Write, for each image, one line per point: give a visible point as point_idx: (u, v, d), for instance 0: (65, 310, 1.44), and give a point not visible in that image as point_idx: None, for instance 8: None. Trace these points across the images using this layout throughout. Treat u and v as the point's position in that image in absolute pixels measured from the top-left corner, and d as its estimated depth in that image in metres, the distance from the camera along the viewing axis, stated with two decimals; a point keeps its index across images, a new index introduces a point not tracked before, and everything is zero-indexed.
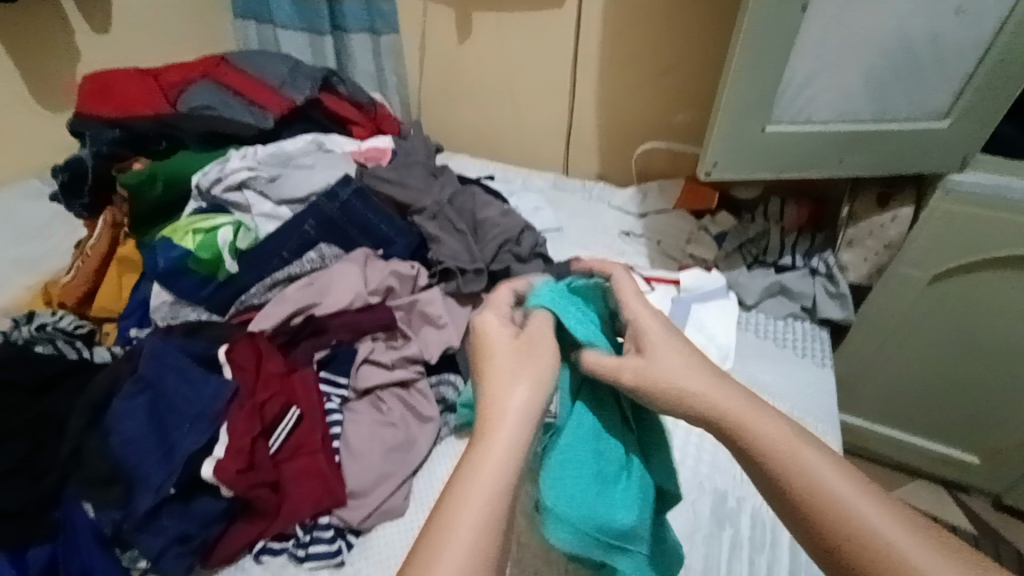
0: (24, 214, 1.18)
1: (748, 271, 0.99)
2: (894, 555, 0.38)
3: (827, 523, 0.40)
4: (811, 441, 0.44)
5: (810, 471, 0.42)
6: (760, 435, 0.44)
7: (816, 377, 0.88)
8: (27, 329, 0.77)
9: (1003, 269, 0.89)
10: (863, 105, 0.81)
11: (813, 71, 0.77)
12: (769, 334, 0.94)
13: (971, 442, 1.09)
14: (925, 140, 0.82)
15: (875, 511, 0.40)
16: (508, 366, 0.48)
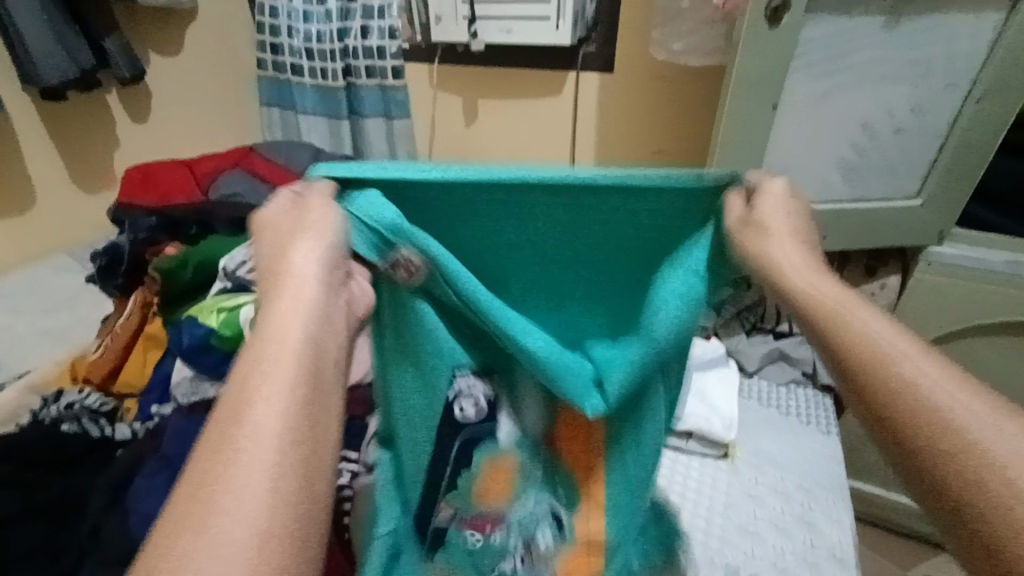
0: (58, 292, 1.26)
1: (747, 338, 1.06)
2: (957, 419, 0.32)
3: (876, 382, 0.35)
4: (881, 315, 0.40)
5: (857, 330, 0.38)
6: (812, 302, 0.41)
7: (821, 446, 0.90)
8: (55, 407, 0.81)
9: (993, 336, 0.92)
10: (841, 187, 0.87)
11: (789, 160, 0.85)
12: (773, 402, 0.99)
13: None
14: (903, 218, 0.88)
15: (944, 379, 0.34)
16: (293, 226, 0.46)
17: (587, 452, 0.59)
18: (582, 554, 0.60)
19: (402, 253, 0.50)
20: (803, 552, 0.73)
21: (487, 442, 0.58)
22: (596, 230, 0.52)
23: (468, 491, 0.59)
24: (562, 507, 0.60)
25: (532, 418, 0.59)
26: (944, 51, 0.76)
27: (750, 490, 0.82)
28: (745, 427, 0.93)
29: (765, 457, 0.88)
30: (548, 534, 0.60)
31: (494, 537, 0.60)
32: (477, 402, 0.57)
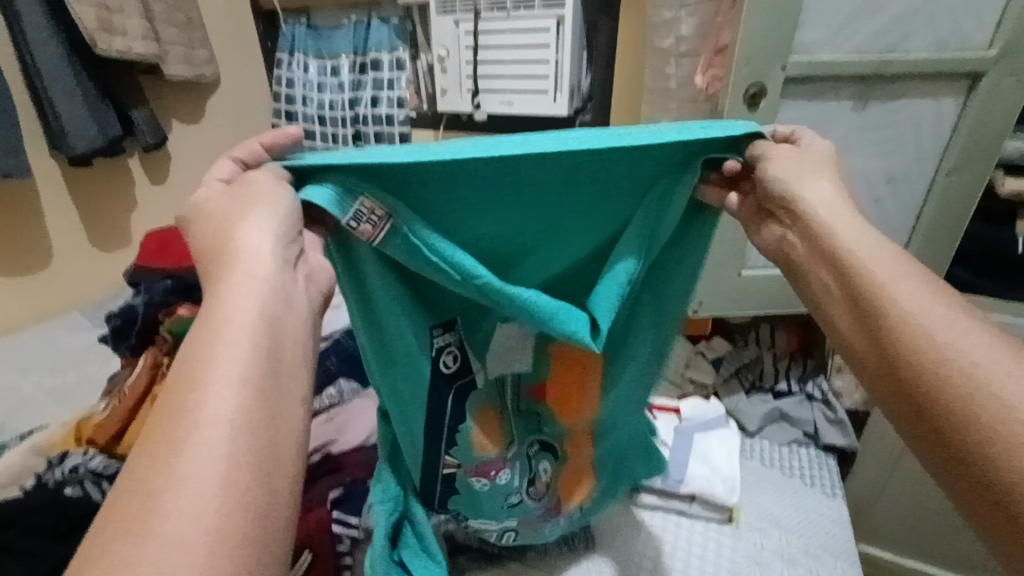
0: (66, 351, 1.28)
1: (747, 397, 1.07)
2: (958, 365, 0.38)
3: (892, 326, 0.42)
4: (916, 270, 0.44)
5: (898, 304, 0.42)
6: (840, 250, 0.47)
7: (826, 509, 0.89)
8: (60, 470, 0.81)
9: None
10: None
11: None
12: (775, 462, 0.99)
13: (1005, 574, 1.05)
14: None
15: (957, 332, 0.39)
16: (232, 207, 0.46)
17: (576, 395, 0.62)
18: (580, 473, 0.67)
19: (360, 206, 0.47)
20: None
21: (470, 393, 0.60)
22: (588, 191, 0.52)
23: (467, 444, 0.61)
24: (555, 438, 0.65)
25: (518, 363, 0.61)
26: (904, 130, 0.85)
27: (756, 552, 0.80)
28: (748, 488, 0.93)
29: (770, 518, 0.86)
30: (546, 462, 0.66)
31: (501, 478, 0.63)
32: (454, 355, 0.59)
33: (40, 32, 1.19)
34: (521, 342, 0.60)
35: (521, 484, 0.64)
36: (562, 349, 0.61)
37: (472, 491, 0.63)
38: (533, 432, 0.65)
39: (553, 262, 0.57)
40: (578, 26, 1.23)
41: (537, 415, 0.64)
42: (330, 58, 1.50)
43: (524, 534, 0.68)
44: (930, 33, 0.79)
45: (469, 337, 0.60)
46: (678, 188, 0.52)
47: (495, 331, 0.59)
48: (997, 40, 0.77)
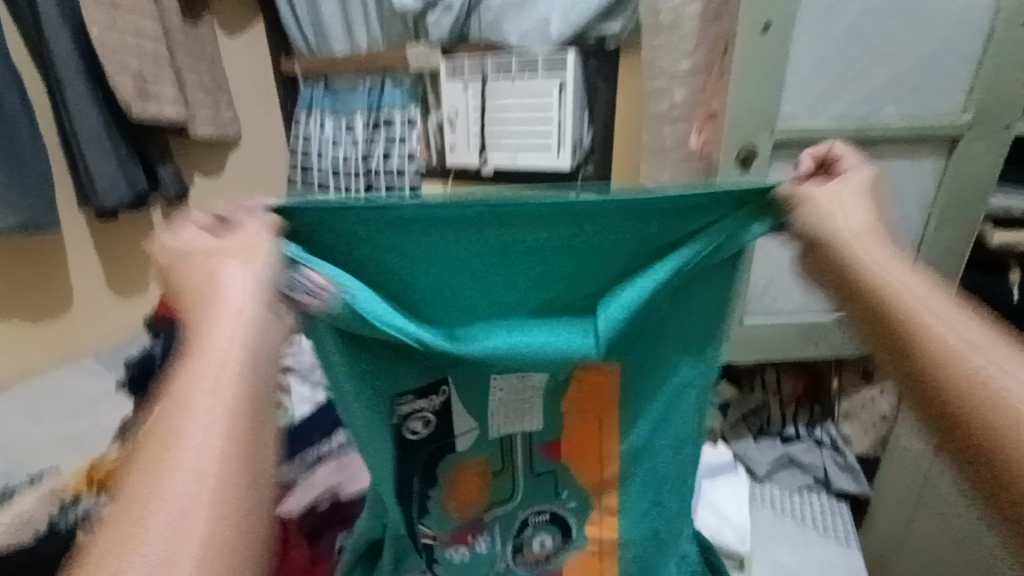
0: (81, 396, 1.30)
1: (756, 442, 1.11)
2: (1003, 397, 0.37)
3: (929, 356, 0.42)
4: (951, 303, 0.44)
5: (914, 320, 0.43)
6: (873, 283, 0.47)
7: (844, 562, 0.94)
8: (74, 515, 0.83)
9: None
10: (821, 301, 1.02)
11: (768, 280, 1.02)
12: (788, 510, 1.03)
13: None
14: None
15: (999, 363, 0.39)
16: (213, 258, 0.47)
17: (596, 456, 0.61)
18: (596, 555, 0.65)
19: (304, 271, 0.48)
20: None
21: (441, 460, 0.58)
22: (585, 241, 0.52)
23: (439, 510, 0.60)
24: (562, 509, 0.63)
25: (525, 421, 0.59)
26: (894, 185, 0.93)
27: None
28: (761, 537, 0.98)
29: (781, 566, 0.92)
30: (547, 535, 0.64)
31: (480, 544, 0.63)
32: (427, 420, 0.57)
33: (82, 101, 1.29)
34: (526, 391, 0.57)
35: (508, 552, 0.63)
36: (572, 396, 0.59)
37: (451, 563, 0.63)
38: (537, 501, 0.62)
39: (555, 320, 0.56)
40: (579, 92, 1.33)
41: (545, 485, 0.62)
42: (345, 116, 1.60)
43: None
44: (894, 106, 0.88)
45: (461, 399, 0.57)
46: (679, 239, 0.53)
47: (489, 387, 0.57)
48: (969, 106, 0.86)
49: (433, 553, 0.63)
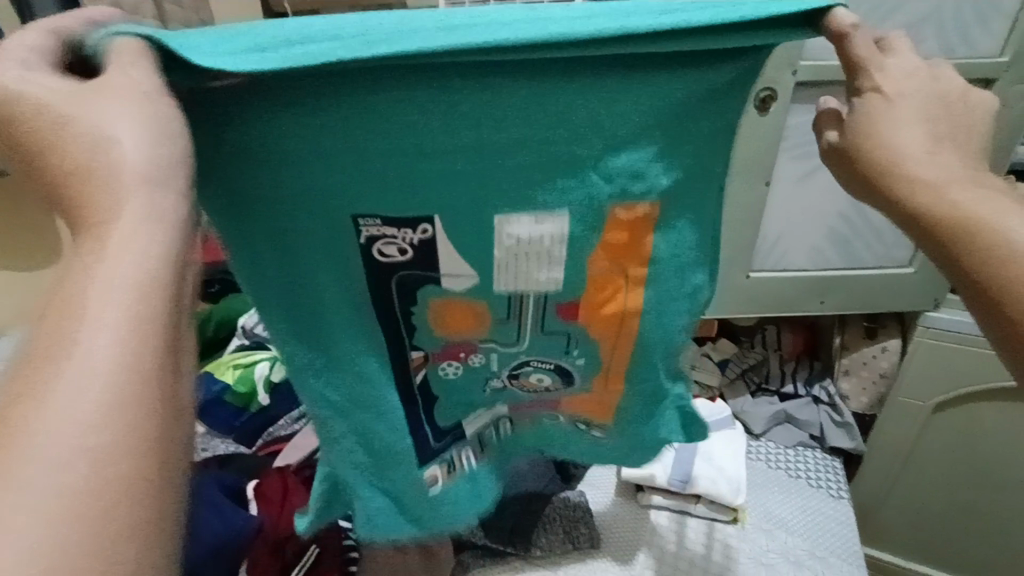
0: None
1: (753, 398, 1.14)
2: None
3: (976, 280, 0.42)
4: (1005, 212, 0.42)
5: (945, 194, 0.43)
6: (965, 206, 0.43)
7: (836, 512, 1.01)
8: None
9: (991, 400, 1.03)
10: (831, 256, 1.00)
11: (781, 233, 0.99)
12: (782, 463, 1.08)
13: (980, 550, 1.17)
14: (893, 283, 1.00)
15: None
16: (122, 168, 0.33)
17: (615, 315, 0.56)
18: (597, 396, 0.65)
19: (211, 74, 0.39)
20: None
21: (424, 290, 0.53)
22: (549, 81, 0.43)
23: (429, 330, 0.56)
24: (569, 362, 0.61)
25: (541, 279, 0.53)
26: None
27: (777, 544, 0.93)
28: (756, 488, 1.03)
29: (773, 518, 0.98)
30: (549, 375, 0.62)
31: (473, 362, 0.61)
32: (404, 252, 0.50)
33: None
34: (546, 245, 0.50)
35: (505, 377, 0.62)
36: (604, 243, 0.51)
37: (446, 378, 0.61)
38: (545, 353, 0.60)
39: (527, 180, 0.47)
40: None
41: (555, 339, 0.58)
42: None
43: (513, 413, 0.70)
44: (927, 47, 0.86)
45: (449, 244, 0.50)
46: (687, 63, 0.45)
47: (493, 233, 0.49)
48: (1009, 47, 0.85)
49: (426, 375, 0.60)
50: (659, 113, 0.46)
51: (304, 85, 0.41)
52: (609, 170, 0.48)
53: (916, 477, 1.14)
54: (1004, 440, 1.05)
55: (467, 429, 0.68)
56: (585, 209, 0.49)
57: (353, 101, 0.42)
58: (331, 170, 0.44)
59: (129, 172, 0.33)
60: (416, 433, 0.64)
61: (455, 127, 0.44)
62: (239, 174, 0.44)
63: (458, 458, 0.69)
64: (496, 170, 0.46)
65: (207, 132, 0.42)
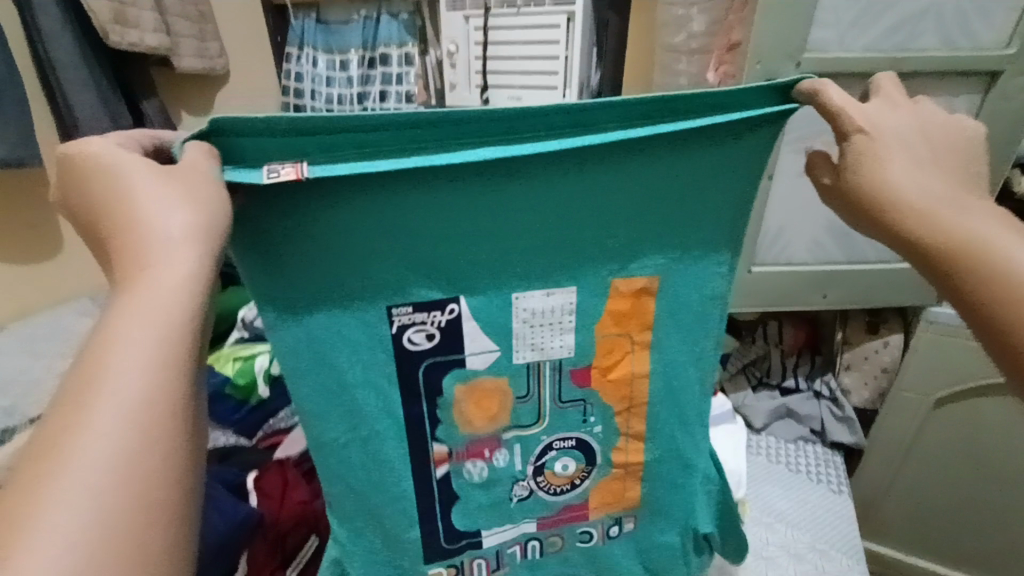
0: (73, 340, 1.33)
1: (754, 392, 1.15)
2: (986, 295, 0.41)
3: (947, 258, 0.44)
4: (957, 204, 0.45)
5: (948, 220, 0.44)
6: (921, 207, 0.46)
7: (837, 506, 1.00)
8: None
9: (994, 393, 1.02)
10: (833, 250, 1.00)
11: (782, 226, 0.99)
12: (781, 458, 1.09)
13: (991, 558, 1.17)
14: (893, 277, 1.00)
15: (989, 260, 0.42)
16: (159, 241, 0.40)
17: (621, 379, 0.62)
18: (619, 479, 0.68)
19: (270, 166, 0.46)
20: None
21: (453, 368, 0.58)
22: (582, 166, 0.51)
23: (451, 422, 0.60)
24: (587, 434, 0.64)
25: (556, 347, 0.59)
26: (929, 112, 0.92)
27: (777, 538, 0.94)
28: (756, 483, 1.04)
29: (772, 511, 0.99)
30: (571, 460, 0.65)
31: (498, 460, 0.64)
32: (430, 334, 0.56)
33: (55, 25, 1.18)
34: (560, 321, 0.57)
35: (530, 473, 0.65)
36: (612, 311, 0.58)
37: (469, 479, 0.64)
38: (564, 429, 0.63)
39: (543, 251, 0.54)
40: (587, 22, 1.22)
41: (572, 410, 0.63)
42: (339, 53, 1.52)
43: (543, 532, 0.69)
44: (932, 38, 0.86)
45: (472, 318, 0.56)
46: (686, 145, 0.52)
47: (512, 309, 0.56)
48: (1015, 37, 0.84)
49: (448, 468, 0.62)
50: (673, 196, 0.54)
51: (359, 177, 0.47)
52: (609, 237, 0.54)
53: (916, 473, 1.15)
54: (1007, 435, 1.05)
55: (486, 540, 0.68)
56: (587, 282, 0.56)
57: (408, 194, 0.49)
58: (375, 251, 0.51)
59: (168, 243, 0.39)
60: (428, 528, 0.65)
61: (477, 208, 0.51)
62: (282, 250, 0.51)
63: (468, 564, 0.68)
64: (508, 243, 0.53)
65: (260, 211, 0.49)
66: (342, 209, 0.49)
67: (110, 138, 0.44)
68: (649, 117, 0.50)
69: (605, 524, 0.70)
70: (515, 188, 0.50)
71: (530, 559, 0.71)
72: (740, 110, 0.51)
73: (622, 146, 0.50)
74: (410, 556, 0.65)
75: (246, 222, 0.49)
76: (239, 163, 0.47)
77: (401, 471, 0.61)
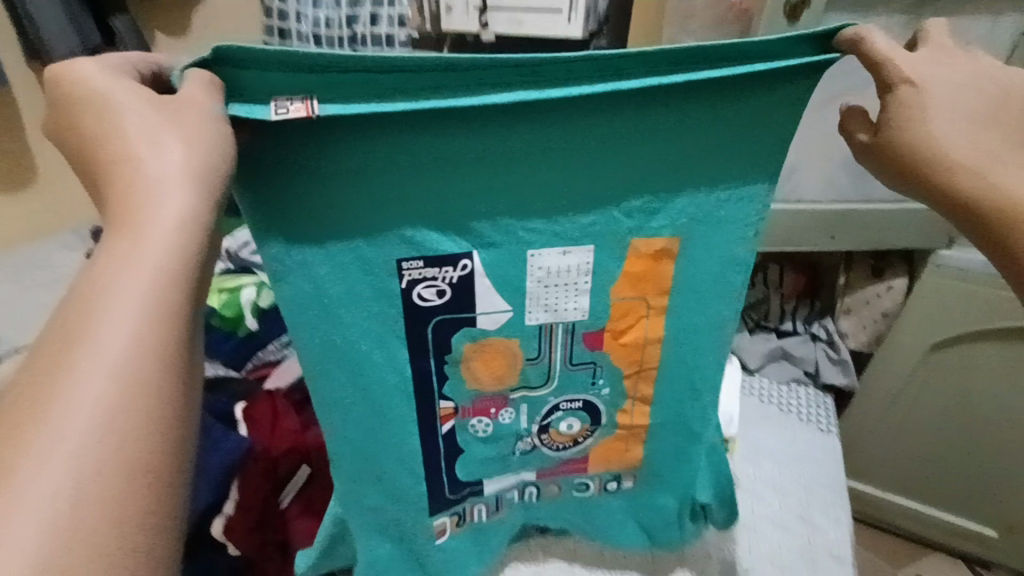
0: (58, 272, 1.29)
1: (751, 335, 1.14)
2: None
3: (999, 221, 0.46)
4: (993, 162, 0.46)
5: (989, 184, 0.46)
6: (960, 165, 0.46)
7: (820, 445, 1.03)
8: None
9: (992, 339, 1.02)
10: (848, 190, 0.97)
11: (796, 161, 0.95)
12: (773, 399, 1.10)
13: (974, 506, 1.22)
14: (905, 220, 0.97)
15: None
16: (151, 175, 0.40)
17: (632, 344, 0.63)
18: (622, 439, 0.71)
19: (277, 101, 0.43)
20: (802, 547, 0.87)
21: (465, 329, 0.59)
22: (605, 121, 0.49)
23: (459, 379, 0.62)
24: (595, 398, 0.67)
25: (568, 310, 0.59)
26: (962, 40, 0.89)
27: (762, 476, 0.96)
28: (746, 423, 1.05)
29: (758, 449, 1.01)
30: (575, 420, 0.68)
31: (504, 417, 0.67)
32: (441, 291, 0.56)
33: None
34: (573, 284, 0.58)
35: (535, 430, 0.69)
36: (627, 270, 0.58)
37: (474, 434, 0.67)
38: (570, 391, 0.66)
39: (559, 211, 0.53)
40: None
41: (581, 373, 0.64)
42: None
43: (540, 480, 0.75)
44: None
45: (485, 276, 0.56)
46: (713, 101, 0.49)
47: (527, 268, 0.56)
48: None
49: (453, 425, 0.66)
50: (694, 155, 0.52)
51: (377, 129, 0.46)
52: (627, 196, 0.54)
53: (906, 417, 1.17)
54: (1001, 380, 1.06)
55: (487, 487, 0.73)
56: (603, 241, 0.56)
57: (425, 146, 0.48)
58: (391, 209, 0.50)
59: (159, 176, 0.39)
60: (434, 482, 0.69)
61: (495, 163, 0.50)
62: (295, 207, 0.49)
63: (470, 511, 0.74)
64: (524, 199, 0.52)
65: (267, 152, 0.47)
66: (359, 165, 0.48)
67: (107, 66, 0.44)
68: (681, 65, 0.47)
69: (603, 479, 0.75)
70: (534, 144, 0.49)
71: (526, 503, 0.78)
72: (779, 59, 0.48)
73: (647, 100, 0.48)
74: (417, 505, 0.69)
75: (264, 176, 0.48)
76: (256, 101, 0.44)
77: (411, 426, 0.63)
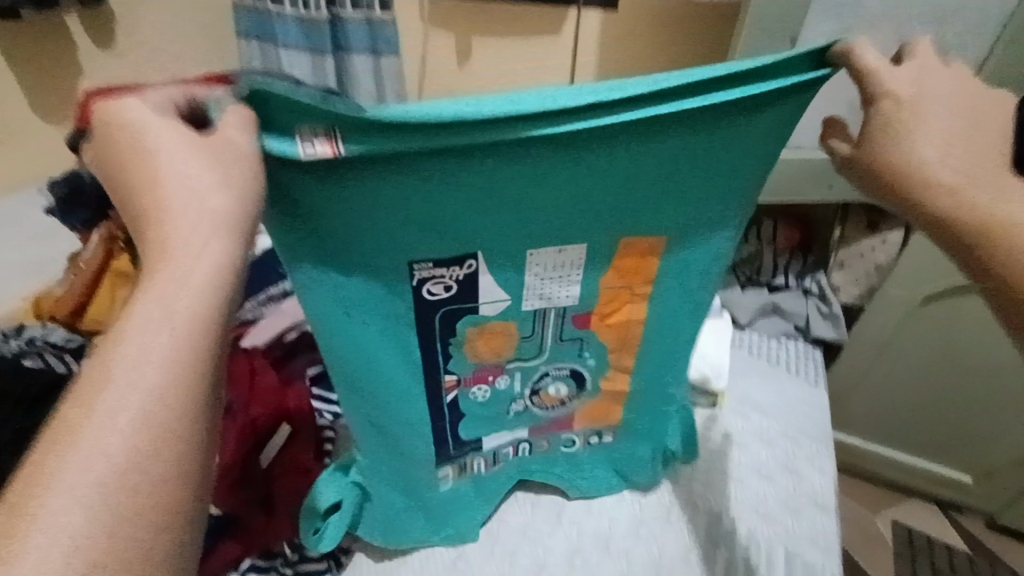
0: (27, 225, 1.23)
1: (742, 290, 1.13)
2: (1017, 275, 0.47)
3: (974, 240, 0.48)
4: (978, 184, 0.49)
5: (968, 204, 0.48)
6: (943, 187, 0.49)
7: (807, 398, 1.03)
8: (18, 341, 0.94)
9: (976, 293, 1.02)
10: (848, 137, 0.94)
11: None
12: (763, 353, 1.10)
13: (952, 454, 1.27)
14: None
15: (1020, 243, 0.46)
16: (170, 181, 0.41)
17: (619, 324, 0.66)
18: (605, 401, 0.74)
19: (303, 135, 0.44)
20: (787, 496, 0.88)
21: (468, 314, 0.60)
22: (612, 139, 0.50)
23: (462, 356, 0.64)
24: (582, 366, 0.69)
25: (562, 298, 0.61)
26: None
27: (750, 429, 0.97)
28: (733, 375, 1.05)
29: (748, 401, 1.01)
30: (563, 385, 0.70)
31: (500, 384, 0.68)
32: (448, 286, 0.57)
33: None
34: (571, 266, 0.59)
35: (527, 394, 0.70)
36: (620, 266, 0.60)
37: (474, 400, 0.68)
38: (559, 359, 0.68)
39: (565, 222, 0.55)
40: None
41: (570, 347, 0.67)
42: None
43: (533, 437, 0.76)
44: None
45: (489, 272, 0.57)
46: (717, 116, 0.51)
47: (526, 265, 0.58)
48: None
49: (456, 394, 0.67)
50: (696, 165, 0.54)
51: (393, 153, 0.46)
52: (630, 207, 0.56)
53: (889, 371, 1.19)
54: (987, 331, 1.06)
55: (486, 442, 0.74)
56: (602, 245, 0.58)
57: (446, 168, 0.49)
58: (405, 223, 0.52)
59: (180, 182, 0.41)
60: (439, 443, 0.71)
61: (507, 177, 0.51)
62: (309, 216, 0.50)
63: (470, 462, 0.76)
64: (533, 209, 0.53)
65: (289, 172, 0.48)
66: (373, 181, 0.48)
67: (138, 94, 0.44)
68: (696, 86, 0.48)
69: (586, 435, 0.78)
70: (547, 161, 0.50)
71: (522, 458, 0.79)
72: (782, 76, 0.49)
73: (655, 118, 0.49)
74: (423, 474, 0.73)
75: (281, 189, 0.48)
76: (271, 129, 0.45)
77: (419, 410, 0.66)
